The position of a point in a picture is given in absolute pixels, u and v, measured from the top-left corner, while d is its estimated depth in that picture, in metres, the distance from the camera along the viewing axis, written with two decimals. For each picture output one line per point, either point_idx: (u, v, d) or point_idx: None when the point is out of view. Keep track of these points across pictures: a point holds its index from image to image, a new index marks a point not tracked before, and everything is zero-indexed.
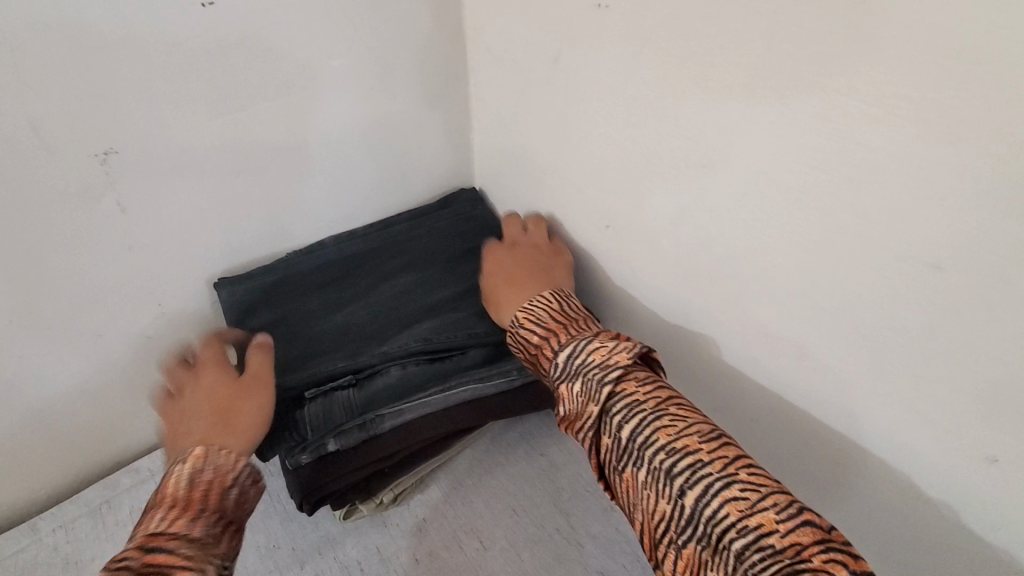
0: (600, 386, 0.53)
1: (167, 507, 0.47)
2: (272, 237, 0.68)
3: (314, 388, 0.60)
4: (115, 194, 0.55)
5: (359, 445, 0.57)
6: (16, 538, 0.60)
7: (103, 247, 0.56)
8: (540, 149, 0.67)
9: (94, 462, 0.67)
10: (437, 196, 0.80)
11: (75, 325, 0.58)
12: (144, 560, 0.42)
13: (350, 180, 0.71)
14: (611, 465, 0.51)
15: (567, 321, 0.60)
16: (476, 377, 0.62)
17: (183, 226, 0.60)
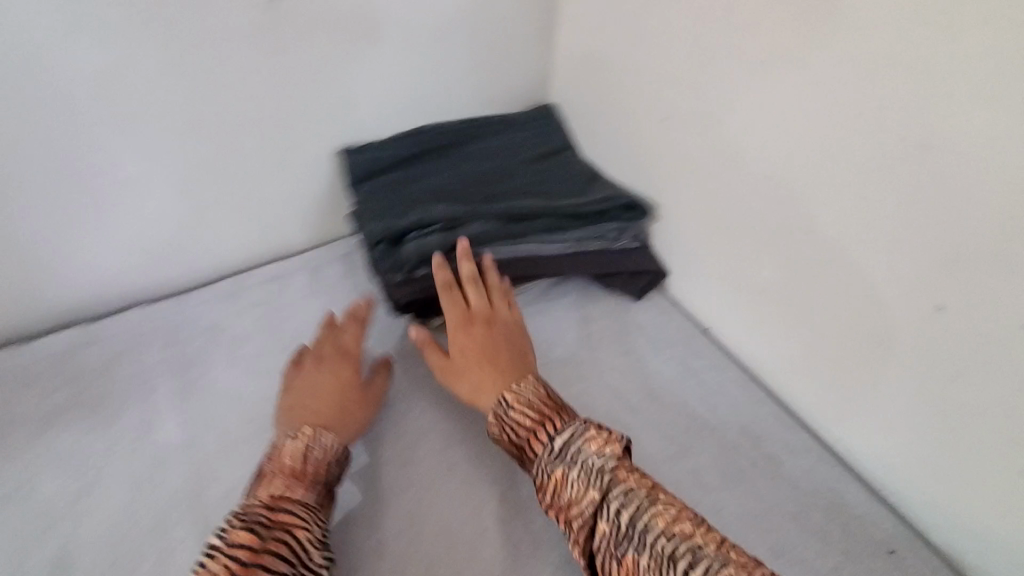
0: (600, 472, 0.53)
1: (290, 472, 0.58)
2: (378, 93, 0.81)
3: (413, 233, 0.75)
4: (270, 37, 0.70)
5: (442, 273, 0.75)
6: (174, 305, 0.80)
7: (254, 78, 0.72)
8: (615, 67, 0.81)
9: (223, 263, 0.84)
10: (525, 83, 0.92)
11: (229, 137, 0.75)
12: (270, 520, 0.53)
13: (449, 54, 0.83)
14: (605, 547, 0.51)
15: (549, 412, 0.60)
16: (537, 240, 0.78)
17: (310, 70, 0.74)
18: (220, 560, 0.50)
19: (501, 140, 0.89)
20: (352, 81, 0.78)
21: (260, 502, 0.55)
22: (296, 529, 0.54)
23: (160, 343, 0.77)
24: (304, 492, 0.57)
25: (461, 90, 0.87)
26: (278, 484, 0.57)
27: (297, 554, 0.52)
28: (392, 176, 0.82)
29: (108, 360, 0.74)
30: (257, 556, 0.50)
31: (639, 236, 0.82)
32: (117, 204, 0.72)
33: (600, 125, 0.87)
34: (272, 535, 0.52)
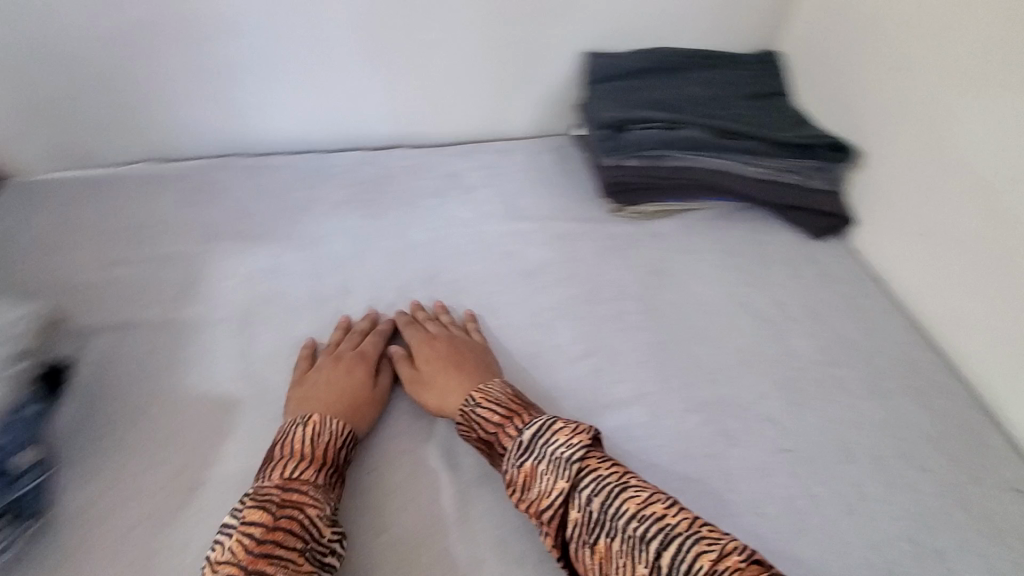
0: (569, 463, 0.54)
1: (299, 455, 0.58)
2: (628, 10, 0.95)
3: (637, 125, 0.88)
4: None
5: (653, 166, 0.88)
6: (427, 153, 1.01)
7: None
8: (854, 15, 0.87)
9: (465, 131, 1.04)
10: (753, 29, 1.01)
11: (505, 24, 0.93)
12: (282, 498, 0.54)
13: None
14: (579, 537, 0.52)
15: (513, 410, 0.61)
16: (740, 157, 0.88)
17: None
18: (235, 537, 0.51)
19: (725, 73, 0.98)
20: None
21: (272, 484, 0.55)
22: (308, 508, 0.54)
23: (415, 173, 0.98)
24: (316, 472, 0.57)
25: (696, 18, 0.98)
26: (289, 467, 0.57)
27: (308, 532, 0.53)
28: (625, 82, 0.95)
29: (379, 174, 0.98)
30: (271, 533, 0.51)
31: (835, 182, 0.89)
32: (416, 62, 0.94)
33: (820, 74, 0.94)
34: (285, 514, 0.53)
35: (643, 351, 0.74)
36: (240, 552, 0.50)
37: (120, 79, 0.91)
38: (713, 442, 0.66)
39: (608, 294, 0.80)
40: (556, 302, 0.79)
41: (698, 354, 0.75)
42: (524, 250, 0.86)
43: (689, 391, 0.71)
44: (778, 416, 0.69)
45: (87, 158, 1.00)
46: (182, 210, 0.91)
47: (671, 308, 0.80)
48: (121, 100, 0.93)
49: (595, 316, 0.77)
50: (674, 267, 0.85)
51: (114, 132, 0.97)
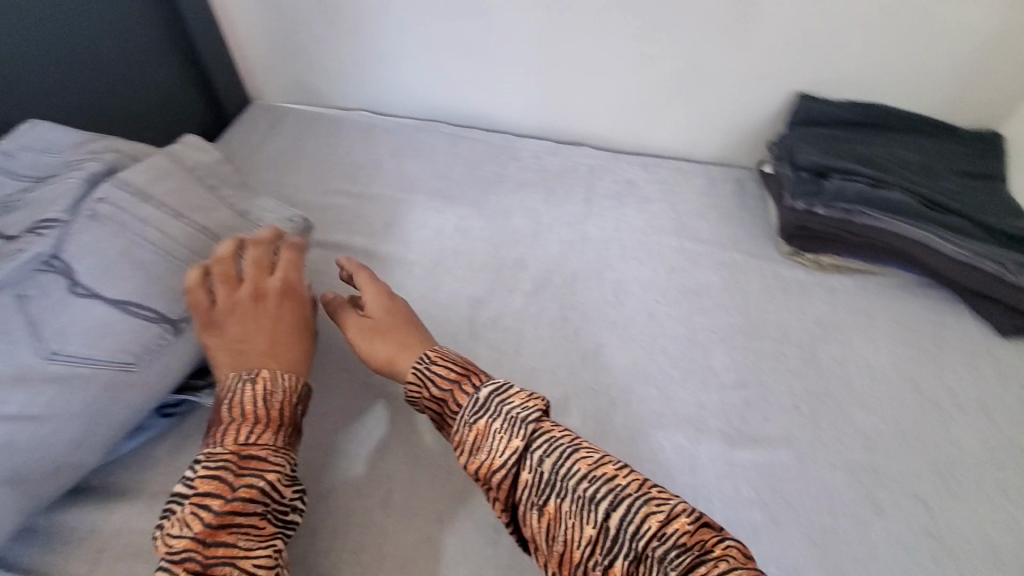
0: (522, 427, 0.54)
1: (253, 417, 0.56)
2: (846, 64, 0.94)
3: (837, 176, 0.87)
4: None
5: (841, 220, 0.86)
6: (608, 157, 1.07)
7: (765, 21, 0.91)
8: None
9: (649, 144, 1.09)
10: (980, 103, 0.96)
11: (718, 59, 0.96)
12: (240, 465, 0.53)
13: (928, 51, 0.91)
14: (528, 499, 0.53)
15: (459, 371, 0.61)
16: (941, 233, 0.84)
17: (808, 29, 0.91)
18: (190, 507, 0.50)
19: (941, 145, 0.94)
20: (833, 46, 0.92)
21: (226, 449, 0.54)
22: (268, 472, 0.54)
23: (596, 173, 1.04)
24: (273, 435, 0.56)
25: (923, 81, 0.94)
26: (243, 432, 0.54)
27: (269, 495, 0.53)
28: (829, 130, 0.94)
29: (563, 166, 1.05)
30: (229, 504, 0.51)
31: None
32: (624, 74, 1.00)
33: None
34: (241, 484, 0.52)
35: (796, 396, 0.74)
36: (198, 525, 0.49)
37: (368, 38, 1.05)
38: (857, 505, 0.66)
39: (770, 331, 0.81)
40: (716, 327, 0.80)
41: (855, 416, 0.74)
42: (692, 269, 0.88)
43: (840, 448, 0.70)
44: (928, 501, 0.67)
45: (320, 98, 1.16)
46: (391, 160, 1.04)
47: (829, 362, 0.79)
48: (363, 55, 1.07)
49: (754, 350, 0.78)
50: (839, 323, 0.83)
51: (350, 82, 1.12)
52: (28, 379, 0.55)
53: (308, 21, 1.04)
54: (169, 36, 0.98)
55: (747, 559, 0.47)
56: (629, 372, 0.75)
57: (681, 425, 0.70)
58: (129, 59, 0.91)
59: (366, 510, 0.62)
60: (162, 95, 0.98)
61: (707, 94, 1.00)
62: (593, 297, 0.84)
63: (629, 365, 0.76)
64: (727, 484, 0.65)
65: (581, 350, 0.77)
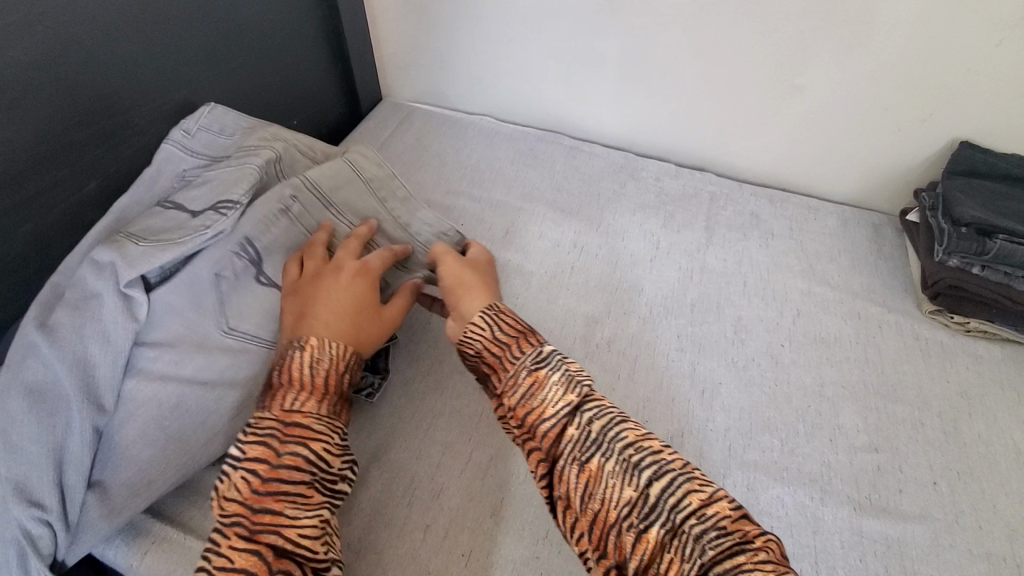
0: (578, 390, 0.55)
1: (299, 385, 0.56)
2: (1016, 121, 0.86)
3: (1004, 237, 0.78)
4: (965, 52, 0.82)
5: (996, 283, 0.79)
6: (730, 186, 1.03)
7: (923, 72, 0.86)
8: None
9: (778, 179, 1.05)
10: None
11: (863, 104, 0.91)
12: (285, 432, 0.53)
13: None
14: (569, 454, 0.52)
15: (522, 327, 0.61)
16: None
17: (973, 82, 0.85)
18: (240, 471, 0.51)
19: None
20: (1003, 100, 0.85)
21: (274, 415, 0.54)
22: (312, 441, 0.53)
23: (718, 202, 1.00)
24: (317, 404, 0.55)
25: None
26: (289, 398, 0.55)
27: (315, 464, 0.53)
28: (993, 183, 0.85)
29: (684, 191, 1.02)
30: (275, 470, 0.51)
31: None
32: (760, 107, 0.97)
33: None
34: (286, 451, 0.52)
35: (932, 472, 0.68)
36: (246, 488, 0.50)
37: (505, 47, 1.06)
38: None
39: (907, 395, 0.75)
40: (845, 382, 0.76)
41: (1000, 502, 0.67)
42: (820, 315, 0.83)
43: (981, 536, 0.64)
44: None
45: (447, 99, 1.19)
46: (511, 167, 1.05)
47: (971, 439, 0.72)
48: (497, 62, 1.09)
49: (888, 413, 0.73)
50: (984, 396, 0.76)
51: (478, 87, 1.15)
52: (204, 347, 0.62)
53: (450, 26, 1.07)
54: (322, 31, 1.04)
55: (783, 555, 0.45)
56: (748, 416, 0.72)
57: (803, 482, 0.66)
58: (287, 51, 0.97)
59: (472, 518, 0.62)
60: (310, 86, 1.04)
61: (851, 133, 0.95)
62: (712, 331, 0.81)
63: (749, 410, 0.72)
64: (849, 553, 0.61)
65: (699, 387, 0.75)
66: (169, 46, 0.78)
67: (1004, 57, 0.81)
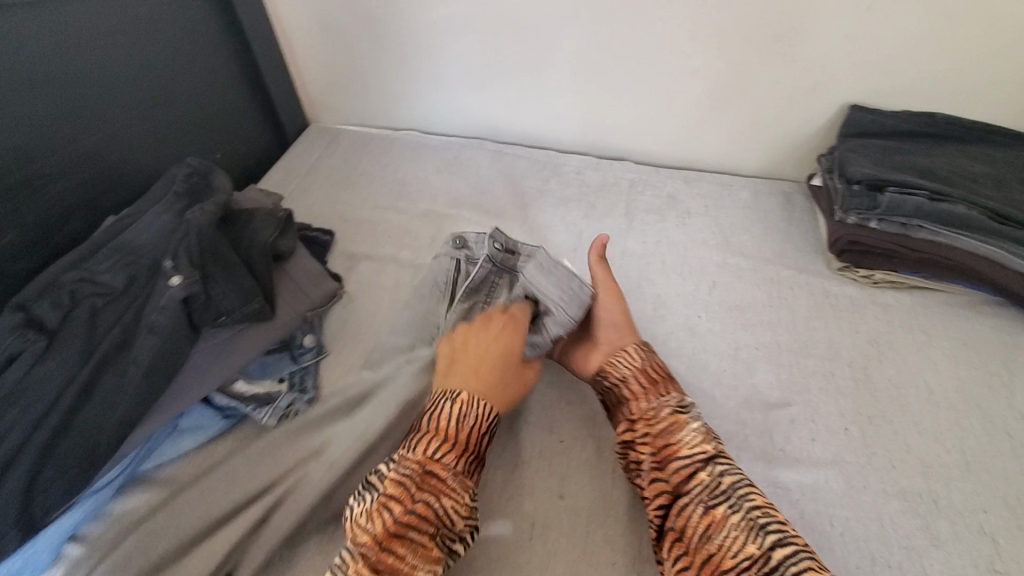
0: (716, 445, 0.58)
1: (443, 433, 0.58)
2: (896, 84, 0.91)
3: (895, 189, 0.83)
4: (839, 25, 0.87)
5: (894, 235, 0.83)
6: (649, 172, 1.07)
7: (806, 46, 0.90)
8: None
9: (694, 161, 1.09)
10: None
11: (758, 83, 0.96)
12: (423, 476, 0.55)
13: (997, 60, 0.86)
14: (696, 495, 0.54)
15: (664, 372, 0.66)
16: (1014, 248, 0.78)
17: (852, 52, 0.90)
18: (381, 502, 0.53)
19: (1014, 154, 0.87)
20: (880, 65, 0.90)
21: (415, 460, 0.56)
22: (447, 496, 0.55)
23: (637, 188, 1.04)
24: (456, 459, 0.57)
25: (994, 89, 0.89)
26: (433, 445, 0.57)
27: (445, 519, 0.54)
28: (882, 140, 0.90)
29: (604, 181, 1.06)
30: (409, 511, 0.53)
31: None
32: (664, 96, 1.01)
33: None
34: (421, 496, 0.54)
35: (846, 419, 0.71)
36: (381, 522, 0.52)
37: (420, 61, 1.10)
38: (913, 533, 0.62)
39: (818, 349, 0.78)
40: (759, 344, 0.79)
41: (911, 440, 0.69)
42: (735, 284, 0.87)
43: (895, 473, 0.67)
44: (996, 534, 0.62)
45: (373, 119, 1.22)
46: (437, 176, 1.07)
47: (884, 383, 0.75)
48: (414, 78, 1.12)
49: (800, 368, 0.76)
50: (896, 342, 0.79)
51: (401, 103, 1.18)
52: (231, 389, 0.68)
53: (365, 48, 1.11)
54: (235, 63, 1.06)
55: None
56: None
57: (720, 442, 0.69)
58: (204, 87, 1.00)
59: None
60: (231, 118, 1.07)
61: (753, 109, 0.99)
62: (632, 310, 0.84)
63: None
64: None
65: None
66: (75, 96, 0.80)
67: (874, 25, 0.86)
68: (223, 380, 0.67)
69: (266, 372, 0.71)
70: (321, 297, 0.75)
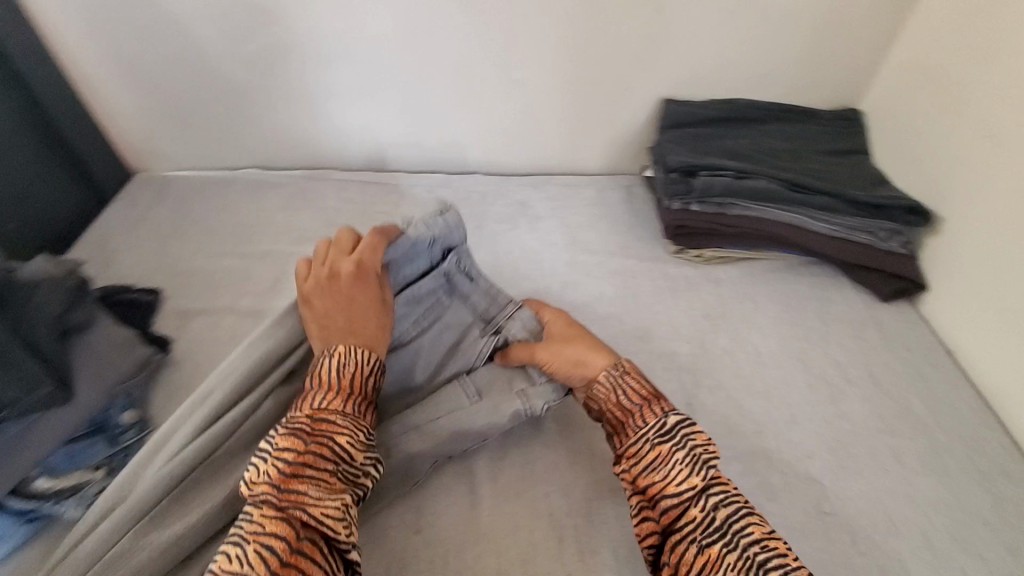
0: (702, 472, 0.54)
1: (325, 385, 0.57)
2: (700, 77, 0.99)
3: (706, 172, 0.89)
4: (641, 28, 0.94)
5: (713, 214, 0.89)
6: (498, 182, 1.08)
7: (616, 50, 0.96)
8: (948, 81, 0.84)
9: (540, 167, 1.12)
10: (835, 93, 1.01)
11: (581, 87, 1.00)
12: (313, 425, 0.54)
13: (777, 49, 0.96)
14: (690, 535, 0.52)
15: (646, 390, 0.61)
16: (810, 213, 0.87)
17: (657, 52, 0.96)
18: (271, 459, 0.51)
19: (803, 128, 0.98)
20: (684, 60, 0.97)
21: (303, 414, 0.55)
22: (340, 434, 0.54)
23: (488, 200, 1.05)
24: (343, 404, 0.56)
25: (780, 73, 0.99)
26: (317, 398, 0.56)
27: (341, 455, 0.53)
28: (695, 128, 0.97)
29: (455, 196, 1.06)
30: (303, 454, 0.51)
31: (908, 245, 0.86)
32: (500, 107, 1.03)
33: (901, 138, 0.92)
34: (314, 441, 0.52)
35: (687, 395, 0.75)
36: (274, 472, 0.50)
37: (245, 95, 1.04)
38: (753, 492, 0.66)
39: (660, 332, 0.82)
40: (606, 337, 0.82)
41: (745, 403, 0.74)
42: (582, 281, 0.90)
43: (733, 438, 0.71)
44: (823, 477, 0.67)
45: (207, 161, 1.14)
46: (280, 214, 1.02)
47: (720, 355, 0.80)
48: (241, 114, 1.06)
49: (644, 354, 0.79)
50: (729, 313, 0.85)
51: (234, 141, 1.11)
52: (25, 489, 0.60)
53: (183, 88, 1.04)
54: (24, 118, 0.95)
55: None
56: None
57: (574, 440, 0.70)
58: None
59: None
60: (29, 179, 0.95)
61: (582, 111, 1.03)
62: None
63: None
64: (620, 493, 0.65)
65: None
66: None
67: (671, 25, 0.93)
68: (15, 482, 0.59)
69: (75, 462, 0.64)
70: (133, 367, 0.69)
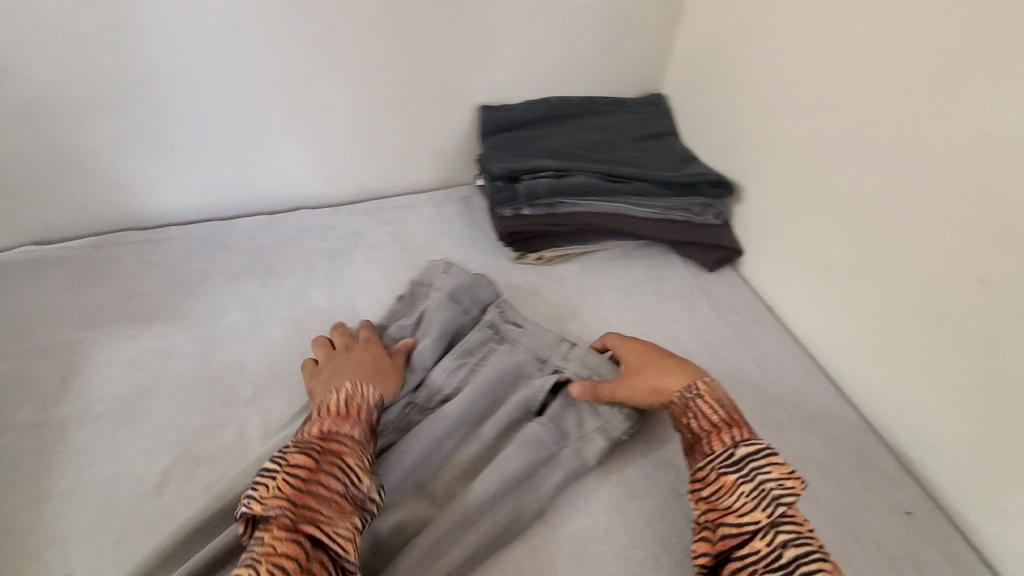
0: (772, 505, 0.53)
1: (334, 409, 0.60)
2: (510, 80, 0.99)
3: (528, 175, 0.89)
4: (441, 39, 0.91)
5: (542, 215, 0.89)
6: (326, 215, 1.00)
7: (420, 63, 0.93)
8: (726, 62, 0.91)
9: (370, 192, 1.06)
10: (638, 82, 1.06)
11: (394, 104, 0.96)
12: (323, 445, 0.56)
13: (576, 47, 0.98)
14: (749, 567, 0.51)
15: (722, 417, 0.61)
16: (630, 200, 0.90)
17: (461, 60, 0.94)
18: (281, 477, 0.52)
19: (614, 117, 1.01)
20: (490, 66, 0.96)
21: (312, 435, 0.57)
22: (347, 455, 0.56)
23: (316, 236, 0.97)
24: (352, 428, 0.59)
25: (584, 68, 1.01)
26: (325, 422, 0.58)
27: (347, 476, 0.54)
28: (513, 131, 0.97)
29: (280, 239, 0.96)
30: (314, 475, 0.53)
31: (721, 215, 0.92)
32: (312, 137, 0.96)
33: (699, 117, 0.99)
34: (326, 460, 0.54)
35: None
36: (285, 491, 0.51)
37: None
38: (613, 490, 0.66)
39: None
40: None
41: None
42: None
43: None
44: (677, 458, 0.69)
45: None
46: (62, 294, 0.86)
47: None
48: None
49: None
50: (573, 311, 0.85)
51: None
52: None
53: None
54: None
55: None
56: None
57: None
58: None
59: None
60: None
61: (399, 129, 0.99)
62: None
63: None
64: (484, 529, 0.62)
65: None
66: None
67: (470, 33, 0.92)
68: None
69: None
70: None
